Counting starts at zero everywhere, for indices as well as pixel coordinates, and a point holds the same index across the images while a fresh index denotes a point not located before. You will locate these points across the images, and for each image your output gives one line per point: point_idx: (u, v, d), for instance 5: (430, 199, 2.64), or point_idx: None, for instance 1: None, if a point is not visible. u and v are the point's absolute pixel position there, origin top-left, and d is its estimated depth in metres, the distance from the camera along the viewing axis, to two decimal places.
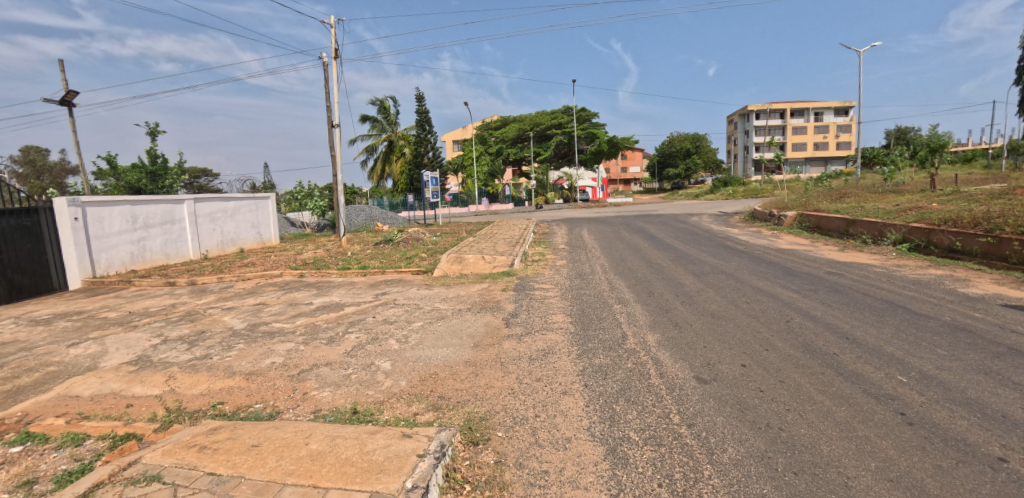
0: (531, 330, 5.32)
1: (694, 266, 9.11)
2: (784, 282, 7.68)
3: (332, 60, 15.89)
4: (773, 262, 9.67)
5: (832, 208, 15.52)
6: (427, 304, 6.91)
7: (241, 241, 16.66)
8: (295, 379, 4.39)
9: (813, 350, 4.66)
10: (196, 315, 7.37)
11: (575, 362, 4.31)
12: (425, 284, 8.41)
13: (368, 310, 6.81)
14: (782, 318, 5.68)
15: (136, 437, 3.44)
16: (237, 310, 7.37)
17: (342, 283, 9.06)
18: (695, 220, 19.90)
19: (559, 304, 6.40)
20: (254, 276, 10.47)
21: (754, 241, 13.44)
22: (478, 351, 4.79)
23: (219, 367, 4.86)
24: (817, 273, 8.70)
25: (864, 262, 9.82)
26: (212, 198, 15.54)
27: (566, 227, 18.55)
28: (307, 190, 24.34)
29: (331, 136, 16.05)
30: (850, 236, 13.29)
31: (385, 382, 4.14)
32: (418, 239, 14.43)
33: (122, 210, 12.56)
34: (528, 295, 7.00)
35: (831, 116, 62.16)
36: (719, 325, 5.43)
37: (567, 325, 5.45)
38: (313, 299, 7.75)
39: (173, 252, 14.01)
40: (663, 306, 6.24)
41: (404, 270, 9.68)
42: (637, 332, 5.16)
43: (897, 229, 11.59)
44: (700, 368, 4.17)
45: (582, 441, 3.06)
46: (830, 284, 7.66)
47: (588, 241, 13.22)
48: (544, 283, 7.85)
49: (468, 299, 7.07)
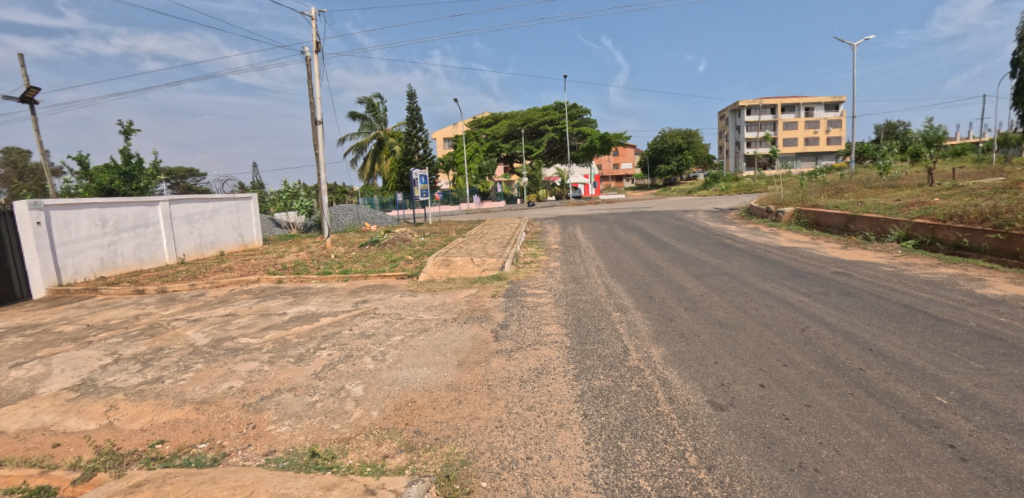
0: (521, 345, 4.79)
1: (695, 267, 8.61)
2: (792, 285, 7.20)
3: (314, 54, 15.22)
4: (778, 262, 9.20)
5: (832, 204, 15.10)
6: (410, 314, 6.35)
7: (221, 244, 15.98)
8: (252, 409, 3.83)
9: (836, 367, 4.18)
10: (159, 328, 6.76)
11: (571, 385, 3.79)
12: (409, 290, 7.83)
13: (345, 321, 6.24)
14: (797, 327, 5.20)
15: (49, 492, 2.89)
16: (203, 323, 6.77)
17: (322, 289, 8.45)
18: (692, 217, 19.49)
19: (552, 312, 5.87)
20: (229, 282, 9.83)
21: (755, 239, 12.99)
22: (462, 371, 4.25)
23: (168, 395, 4.30)
24: (824, 273, 8.23)
25: (871, 261, 9.36)
26: (190, 199, 14.85)
27: (559, 225, 18.03)
28: (292, 189, 23.62)
29: (316, 133, 15.36)
30: (850, 233, 12.91)
31: (353, 412, 3.59)
32: (406, 240, 13.82)
33: (90, 214, 11.88)
34: (520, 302, 6.46)
35: (822, 111, 62.06)
36: (730, 336, 4.93)
37: (562, 337, 4.93)
38: (287, 308, 7.14)
39: (147, 256, 13.33)
40: (666, 314, 5.73)
41: (388, 275, 9.11)
42: (640, 345, 4.66)
43: (900, 225, 11.19)
44: (714, 391, 3.68)
45: (582, 494, 2.55)
46: (841, 286, 7.19)
47: (582, 240, 12.67)
48: (537, 288, 7.30)
49: (454, 307, 6.51)
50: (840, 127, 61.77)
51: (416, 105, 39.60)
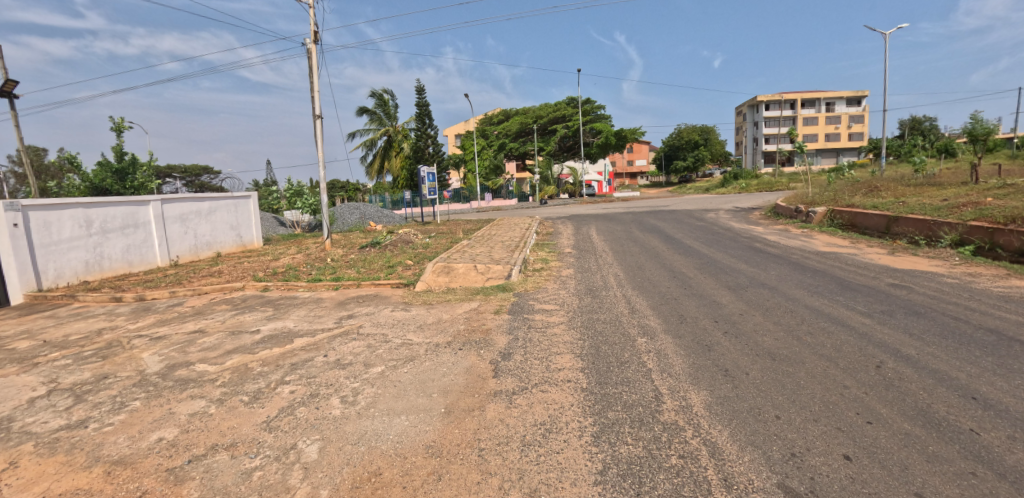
0: (525, 384, 3.84)
1: (727, 277, 7.56)
2: (846, 301, 6.15)
3: (311, 44, 14.47)
4: (822, 271, 8.11)
5: (869, 204, 13.87)
6: (396, 335, 5.40)
7: (217, 245, 15.25)
8: (170, 479, 2.98)
9: (939, 429, 3.20)
10: (115, 348, 5.93)
11: (590, 453, 2.87)
12: (403, 303, 6.89)
13: (322, 343, 5.34)
14: (869, 363, 4.20)
15: None
16: (165, 342, 5.93)
17: (307, 300, 7.56)
18: (714, 217, 18.30)
19: (565, 336, 4.91)
20: (211, 289, 9.01)
21: (787, 242, 11.84)
22: (448, 423, 3.33)
23: (82, 449, 3.47)
24: (879, 286, 7.13)
25: (928, 271, 8.21)
26: (184, 198, 14.12)
27: (572, 225, 17.04)
28: (297, 188, 22.95)
29: (315, 128, 14.53)
30: (893, 236, 11.74)
31: (295, 492, 2.72)
32: (409, 242, 12.92)
33: (73, 214, 11.20)
34: (527, 322, 5.49)
35: (844, 107, 60.05)
36: (787, 376, 3.94)
37: (576, 374, 3.98)
38: (262, 325, 6.26)
39: (137, 258, 12.62)
40: (701, 340, 4.76)
41: (383, 283, 8.20)
42: (677, 388, 3.71)
43: (953, 228, 10.03)
44: (785, 469, 2.74)
45: None
46: (905, 303, 6.10)
47: (598, 243, 11.66)
48: (547, 302, 6.33)
49: (450, 327, 5.56)
50: (863, 122, 59.63)
51: (426, 101, 38.88)
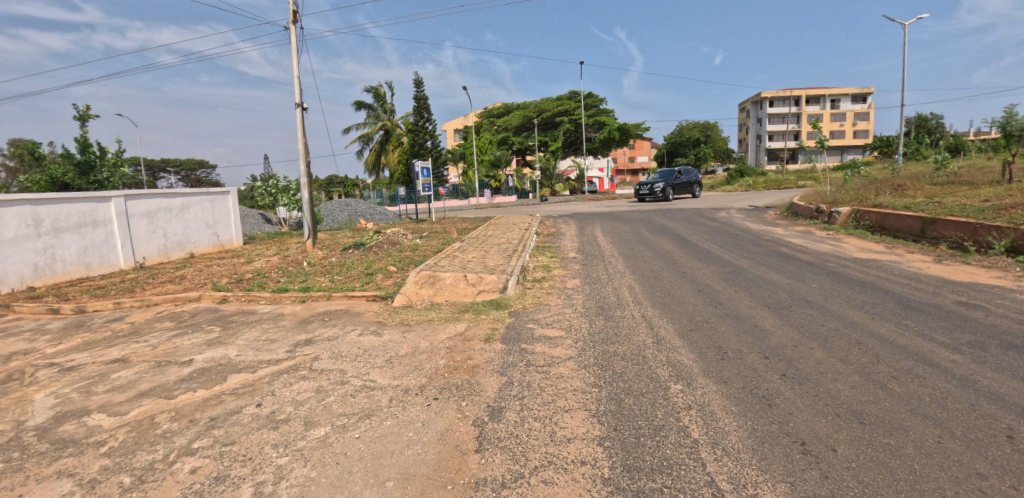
0: (520, 470, 2.67)
1: (763, 292, 6.39)
2: (919, 328, 4.96)
3: (292, 25, 13.18)
4: (871, 284, 6.92)
5: (899, 204, 12.68)
6: (356, 373, 4.20)
7: (190, 245, 14.04)
8: None
9: None
10: (11, 383, 4.74)
11: None
12: (375, 324, 5.68)
13: (260, 383, 4.13)
14: (992, 432, 3.04)
15: None
16: (73, 377, 4.72)
17: (265, 318, 6.35)
18: (727, 217, 17.09)
19: (575, 382, 3.73)
20: (162, 299, 7.79)
21: (816, 246, 10.68)
22: None
23: None
24: (946, 304, 5.94)
25: (992, 285, 7.01)
26: (153, 194, 12.87)
27: (575, 226, 15.77)
28: (283, 183, 21.75)
29: (296, 119, 13.33)
30: (930, 240, 10.60)
31: None
32: (396, 244, 11.69)
33: (19, 211, 9.98)
34: (524, 357, 4.31)
35: (850, 104, 58.76)
36: (892, 454, 2.81)
37: (593, 450, 2.81)
38: (198, 354, 5.05)
39: (96, 260, 11.40)
40: (754, 388, 3.61)
41: (357, 296, 7.01)
42: (742, 480, 2.55)
43: (1005, 233, 8.87)
44: None
45: None
46: (992, 332, 4.90)
47: (606, 247, 10.47)
48: (550, 327, 5.13)
49: (427, 362, 4.35)
50: (869, 119, 58.31)
51: (424, 95, 37.57)
